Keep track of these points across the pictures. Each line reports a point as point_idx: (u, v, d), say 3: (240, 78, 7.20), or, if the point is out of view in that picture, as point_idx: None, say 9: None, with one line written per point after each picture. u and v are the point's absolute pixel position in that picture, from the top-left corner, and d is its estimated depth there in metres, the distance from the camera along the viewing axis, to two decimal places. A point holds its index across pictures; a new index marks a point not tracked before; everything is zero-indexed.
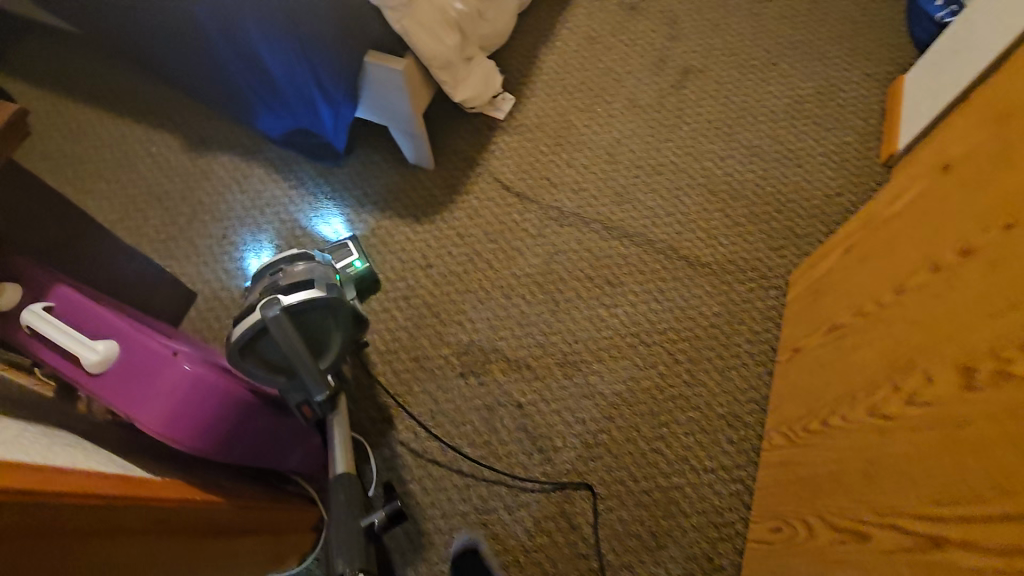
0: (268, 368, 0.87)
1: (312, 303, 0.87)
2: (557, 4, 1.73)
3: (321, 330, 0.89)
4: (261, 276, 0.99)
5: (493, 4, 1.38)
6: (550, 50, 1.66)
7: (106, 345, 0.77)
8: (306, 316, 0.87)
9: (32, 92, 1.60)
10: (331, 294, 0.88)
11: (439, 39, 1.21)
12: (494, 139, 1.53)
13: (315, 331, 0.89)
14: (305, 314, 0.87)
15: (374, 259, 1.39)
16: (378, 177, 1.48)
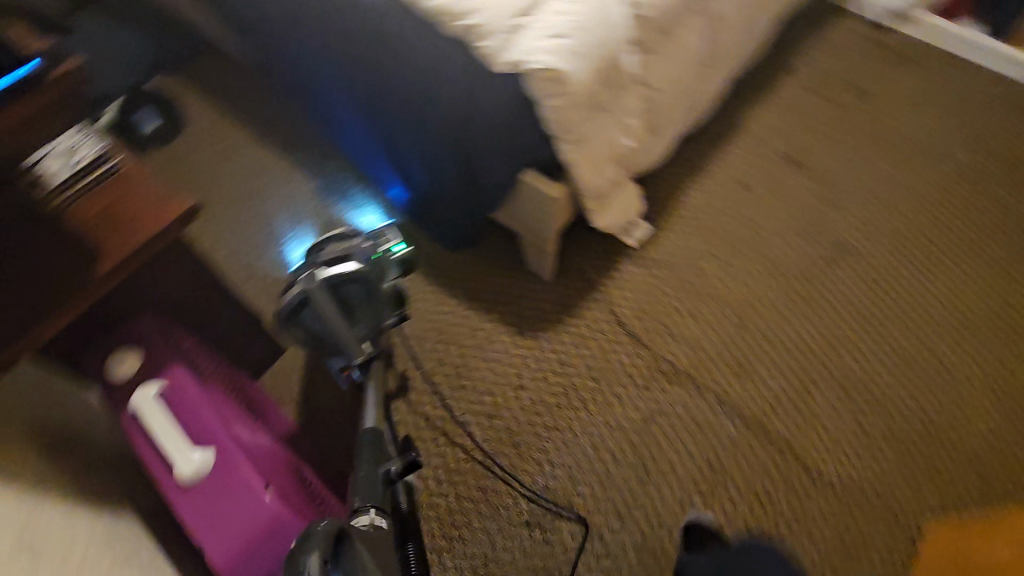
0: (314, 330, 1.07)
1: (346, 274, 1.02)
2: (714, 136, 1.64)
3: (356, 299, 1.06)
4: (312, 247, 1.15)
5: (658, 138, 1.31)
6: (697, 184, 1.56)
7: (203, 453, 0.70)
8: (342, 286, 1.04)
9: (193, 106, 1.68)
10: (363, 267, 1.03)
11: (599, 172, 1.15)
12: (619, 265, 1.43)
13: (352, 301, 1.06)
14: (342, 287, 1.04)
15: (467, 363, 1.31)
16: (491, 274, 1.42)
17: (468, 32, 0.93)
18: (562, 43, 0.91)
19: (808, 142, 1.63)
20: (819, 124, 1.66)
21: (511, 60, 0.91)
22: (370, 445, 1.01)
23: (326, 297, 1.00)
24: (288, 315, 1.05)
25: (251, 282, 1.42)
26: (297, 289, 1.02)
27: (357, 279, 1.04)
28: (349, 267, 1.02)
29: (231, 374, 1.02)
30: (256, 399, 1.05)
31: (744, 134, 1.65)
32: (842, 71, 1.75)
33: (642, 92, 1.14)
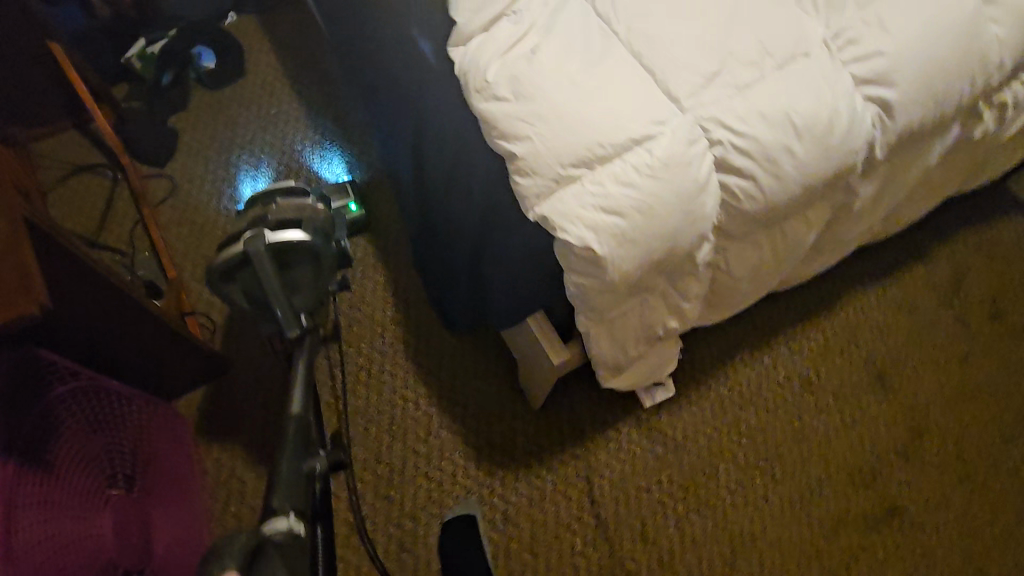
0: (244, 307, 0.80)
1: (297, 242, 0.78)
2: (797, 311, 1.35)
3: (300, 271, 0.80)
4: (254, 203, 0.90)
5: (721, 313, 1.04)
6: (754, 361, 1.29)
7: None
8: (287, 259, 0.78)
9: (260, 57, 1.53)
10: (317, 235, 0.79)
11: (620, 348, 0.91)
12: (622, 425, 1.19)
13: (295, 270, 0.79)
14: (291, 258, 0.79)
15: (406, 470, 1.13)
16: (477, 375, 1.21)
17: (510, 157, 0.69)
18: (614, 223, 0.67)
19: (904, 365, 1.33)
20: (926, 346, 1.36)
21: (547, 216, 0.68)
22: (293, 442, 0.70)
23: (270, 265, 0.74)
24: (222, 276, 0.78)
25: None
26: (236, 249, 0.76)
27: (309, 249, 0.79)
28: (299, 233, 0.78)
29: (114, 410, 0.88)
30: (142, 451, 0.91)
31: (833, 322, 1.36)
32: (978, 290, 1.44)
33: (711, 275, 0.88)
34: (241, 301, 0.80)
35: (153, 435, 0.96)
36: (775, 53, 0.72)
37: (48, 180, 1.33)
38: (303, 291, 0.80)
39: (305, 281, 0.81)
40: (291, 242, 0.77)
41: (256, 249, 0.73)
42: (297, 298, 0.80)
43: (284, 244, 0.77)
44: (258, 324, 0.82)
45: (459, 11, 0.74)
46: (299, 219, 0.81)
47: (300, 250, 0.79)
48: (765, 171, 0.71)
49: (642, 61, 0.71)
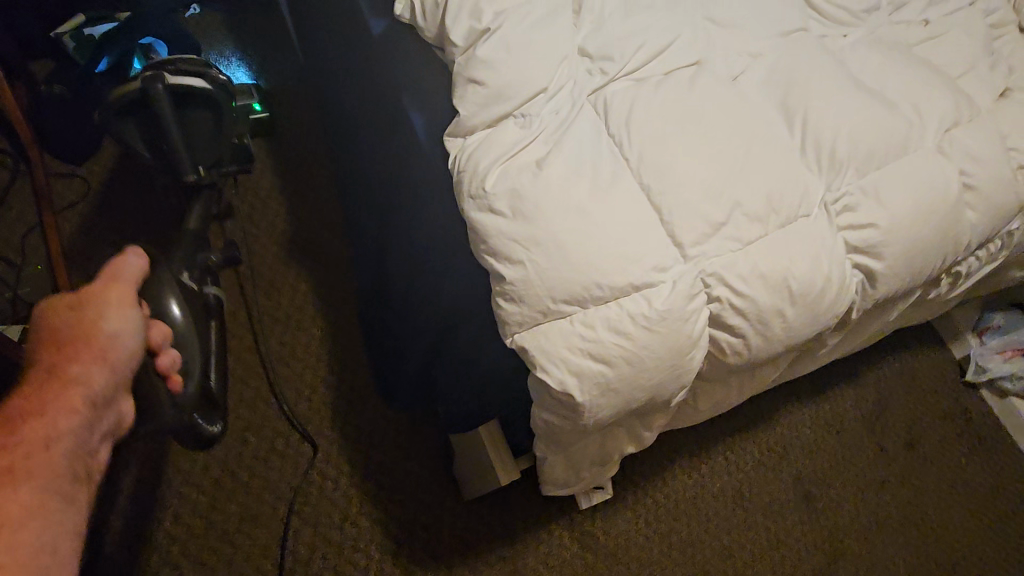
0: (142, 141, 0.98)
1: (199, 90, 0.97)
2: (738, 419, 1.36)
3: (199, 116, 1.00)
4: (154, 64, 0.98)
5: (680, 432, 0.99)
6: (693, 467, 1.27)
7: None
8: (186, 100, 0.98)
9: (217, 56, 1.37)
10: (216, 88, 0.99)
11: (573, 471, 0.85)
12: (556, 528, 1.13)
13: (192, 113, 0.99)
14: (188, 103, 0.98)
15: (312, 560, 1.00)
16: (409, 456, 1.10)
17: (497, 277, 0.62)
18: (600, 371, 0.61)
19: (821, 486, 1.35)
20: (846, 471, 1.38)
21: (529, 350, 0.61)
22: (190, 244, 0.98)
23: (166, 100, 0.92)
24: (116, 112, 0.95)
25: None
26: (133, 85, 0.92)
27: (206, 100, 0.99)
28: (198, 83, 0.96)
29: None
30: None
31: (769, 435, 1.37)
32: (900, 417, 1.47)
33: (678, 409, 0.84)
34: (140, 143, 0.98)
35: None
36: (780, 210, 0.70)
37: None
38: (201, 139, 1.01)
39: (205, 128, 1.01)
40: (191, 88, 0.96)
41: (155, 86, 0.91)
42: (194, 145, 1.01)
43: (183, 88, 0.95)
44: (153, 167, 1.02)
45: (463, 102, 0.67)
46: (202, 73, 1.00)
47: (198, 96, 0.98)
48: (756, 331, 0.68)
49: (651, 197, 0.67)
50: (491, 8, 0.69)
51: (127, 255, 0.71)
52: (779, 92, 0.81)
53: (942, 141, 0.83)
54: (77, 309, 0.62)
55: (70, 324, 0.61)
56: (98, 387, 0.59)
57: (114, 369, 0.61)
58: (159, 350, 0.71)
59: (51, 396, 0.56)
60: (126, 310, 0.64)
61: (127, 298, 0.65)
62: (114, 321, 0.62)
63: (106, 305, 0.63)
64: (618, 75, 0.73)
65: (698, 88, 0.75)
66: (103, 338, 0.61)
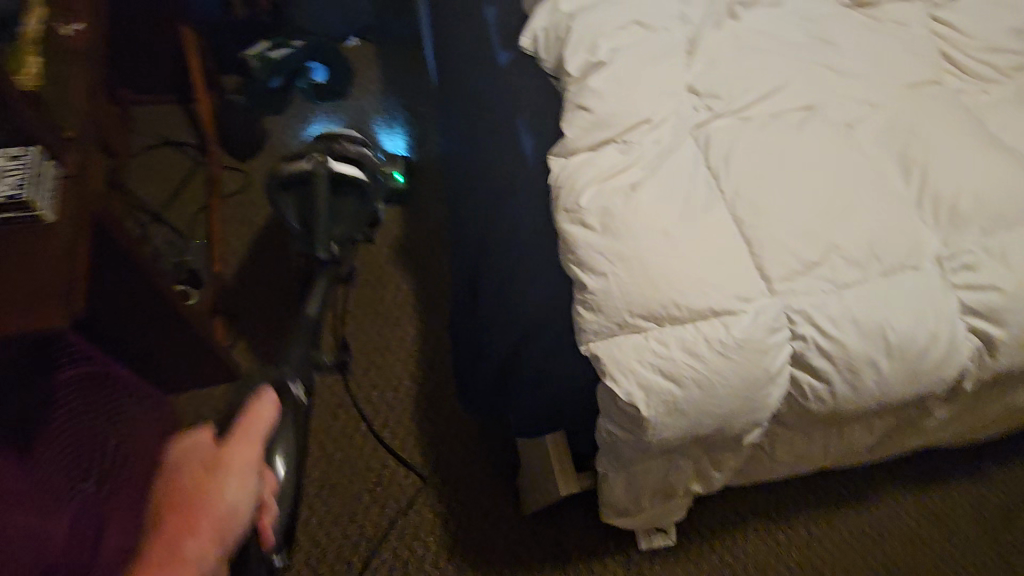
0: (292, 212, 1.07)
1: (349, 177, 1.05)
2: (825, 493, 1.25)
3: (345, 202, 1.06)
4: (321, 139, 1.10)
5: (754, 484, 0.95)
6: (766, 533, 1.19)
7: None
8: (340, 187, 1.06)
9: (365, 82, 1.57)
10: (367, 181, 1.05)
11: (633, 498, 0.85)
12: (610, 562, 1.10)
13: (342, 201, 1.06)
14: (341, 189, 1.06)
15: (373, 539, 1.07)
16: (475, 460, 1.15)
17: (579, 286, 0.66)
18: (668, 390, 0.62)
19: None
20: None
21: (601, 358, 0.64)
22: (312, 321, 0.90)
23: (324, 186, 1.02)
24: (280, 185, 1.06)
25: (269, 284, 1.27)
26: (303, 165, 1.03)
27: (358, 188, 1.06)
28: (353, 173, 1.04)
29: (125, 418, 0.87)
30: (121, 429, 0.85)
31: (861, 516, 1.24)
32: None
33: (752, 453, 0.81)
34: (296, 218, 1.05)
35: (136, 419, 0.89)
36: (884, 259, 0.68)
37: (134, 146, 1.37)
38: (345, 220, 1.05)
39: (352, 216, 1.06)
40: (346, 175, 1.04)
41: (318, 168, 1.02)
42: (337, 225, 1.04)
43: (340, 173, 1.04)
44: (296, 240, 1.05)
45: (569, 126, 0.74)
46: (361, 162, 1.06)
47: (351, 183, 1.05)
48: (843, 379, 0.65)
49: (743, 229, 0.67)
50: (607, 45, 0.75)
51: (260, 397, 0.60)
52: (898, 144, 0.79)
53: None
54: (209, 469, 0.54)
55: (195, 478, 0.54)
56: (206, 566, 0.50)
57: (223, 545, 0.51)
58: (265, 525, 0.59)
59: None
60: (247, 480, 0.54)
61: (255, 463, 0.55)
62: (236, 490, 0.53)
63: (232, 475, 0.54)
64: (723, 113, 0.76)
65: (806, 131, 0.75)
66: (224, 513, 0.52)
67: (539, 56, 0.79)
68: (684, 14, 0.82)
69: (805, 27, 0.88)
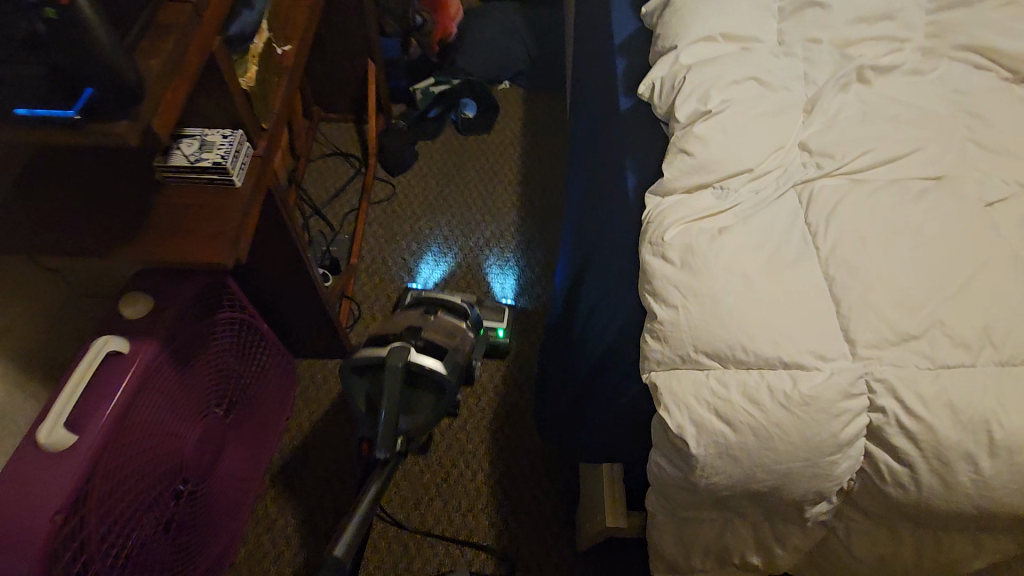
0: (363, 400, 0.89)
1: (429, 369, 0.86)
2: None
3: (422, 391, 0.89)
4: (421, 305, 1.03)
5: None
6: None
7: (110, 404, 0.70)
8: (415, 378, 0.89)
9: (507, 121, 1.73)
10: (448, 374, 0.87)
11: (687, 552, 0.80)
12: None
13: (417, 393, 0.89)
14: (419, 381, 0.89)
15: (429, 535, 1.12)
16: (538, 485, 1.17)
17: (651, 315, 0.69)
18: (722, 431, 0.61)
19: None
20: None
21: (659, 387, 0.65)
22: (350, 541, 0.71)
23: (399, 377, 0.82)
24: (355, 367, 0.88)
25: (389, 282, 1.42)
26: (379, 351, 0.86)
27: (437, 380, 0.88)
28: (432, 363, 0.86)
29: (262, 382, 1.09)
30: (248, 379, 1.04)
31: None
32: None
33: (822, 535, 0.74)
34: (362, 401, 0.88)
35: (257, 379, 1.08)
36: (1001, 346, 0.61)
37: (315, 152, 1.66)
38: (419, 414, 0.88)
39: (421, 393, 0.89)
40: (424, 368, 0.86)
41: (394, 362, 0.82)
42: (406, 420, 0.88)
43: (418, 366, 0.86)
44: (363, 430, 0.87)
45: (670, 167, 0.77)
46: (442, 351, 0.90)
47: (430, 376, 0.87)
48: (930, 467, 0.59)
49: (832, 289, 0.66)
50: (720, 95, 0.78)
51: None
52: None
53: None
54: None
55: None
56: None
57: None
58: None
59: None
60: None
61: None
62: None
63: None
64: (834, 172, 0.74)
65: (929, 201, 0.71)
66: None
67: (654, 101, 0.84)
68: (808, 75, 0.83)
69: (949, 97, 0.83)
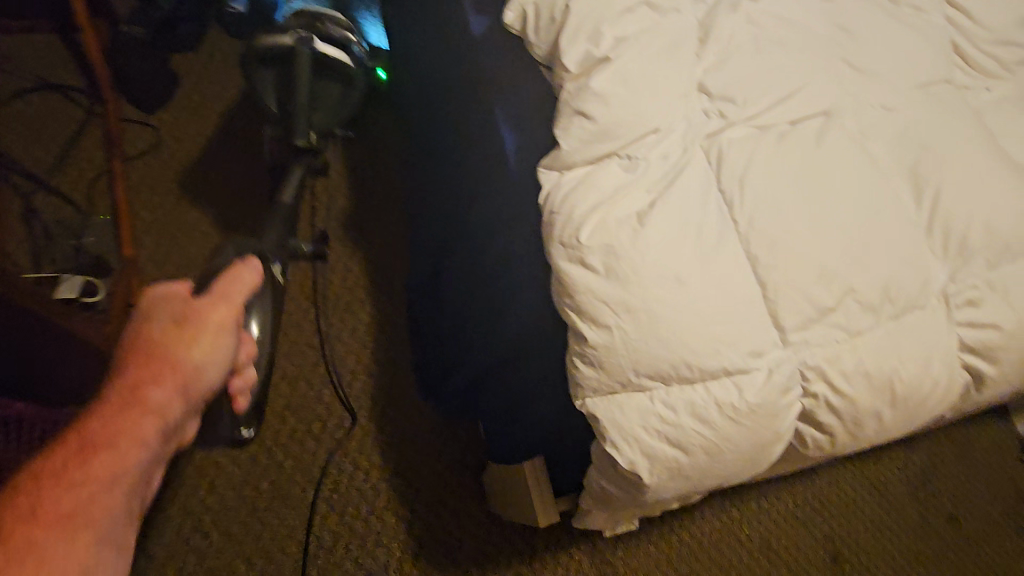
0: (270, 96, 0.94)
1: (332, 58, 0.92)
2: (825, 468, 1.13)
3: (327, 83, 0.95)
4: (303, 13, 0.94)
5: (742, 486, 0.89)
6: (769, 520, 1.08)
7: None
8: (323, 71, 0.94)
9: None
10: (354, 67, 0.94)
11: (614, 521, 0.80)
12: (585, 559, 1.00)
13: (325, 84, 0.95)
14: (325, 72, 0.94)
15: (330, 547, 0.95)
16: (435, 449, 1.03)
17: (577, 336, 0.58)
18: (675, 457, 0.56)
19: (910, 572, 1.09)
20: (937, 562, 1.10)
21: (600, 420, 0.57)
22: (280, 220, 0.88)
23: (307, 66, 0.90)
24: (260, 59, 0.93)
25: (186, 264, 1.06)
26: (285, 40, 0.90)
27: (341, 73, 0.94)
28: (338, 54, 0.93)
29: None
30: None
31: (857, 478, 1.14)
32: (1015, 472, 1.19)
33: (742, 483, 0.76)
34: (272, 99, 0.94)
35: None
36: (897, 300, 0.63)
37: (8, 92, 1.12)
38: (324, 105, 0.95)
39: (326, 84, 0.95)
40: (328, 59, 0.92)
41: (303, 49, 0.89)
42: (318, 111, 0.94)
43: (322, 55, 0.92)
44: (274, 130, 0.96)
45: (567, 134, 0.63)
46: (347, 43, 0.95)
47: (336, 67, 0.94)
48: (847, 430, 0.62)
49: (757, 271, 0.60)
50: (611, 34, 0.64)
51: (244, 264, 0.63)
52: (910, 156, 0.70)
53: None
54: (181, 324, 0.54)
55: (159, 332, 0.54)
56: (173, 417, 0.52)
57: (186, 396, 0.53)
58: None
59: (124, 426, 0.49)
60: (221, 338, 0.56)
61: (230, 323, 0.57)
62: (202, 348, 0.54)
63: (207, 329, 0.55)
64: (738, 121, 0.66)
65: (826, 145, 0.67)
66: (188, 368, 0.53)
67: (531, 40, 0.70)
68: None
69: (821, 9, 0.76)
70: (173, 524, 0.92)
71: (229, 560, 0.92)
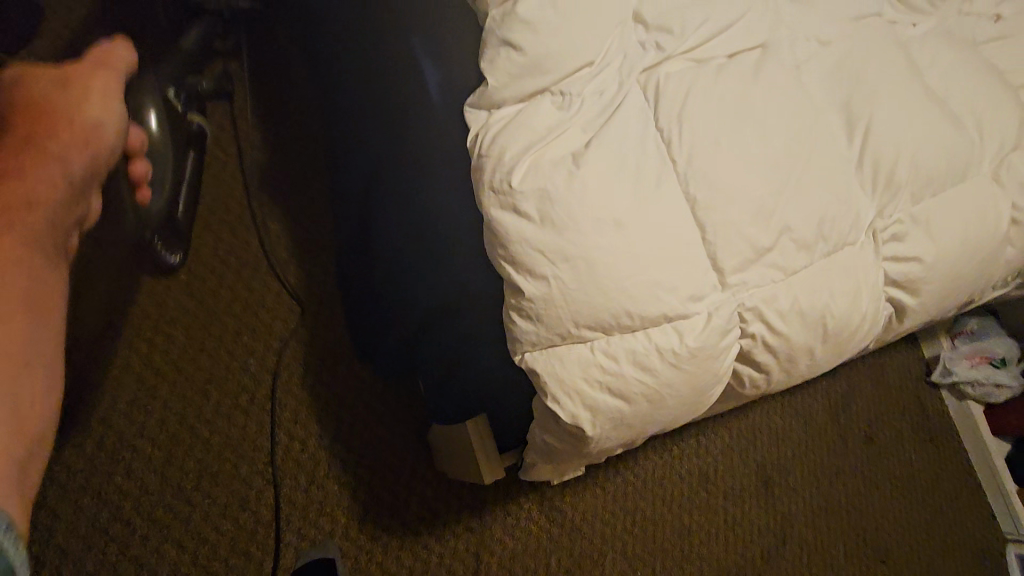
0: None
1: None
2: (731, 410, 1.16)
3: None
4: None
5: None
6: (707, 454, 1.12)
7: None
8: None
9: None
10: None
11: (558, 471, 0.79)
12: (536, 508, 1.00)
13: None
14: None
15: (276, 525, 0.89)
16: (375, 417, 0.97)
17: (513, 289, 0.55)
18: (616, 406, 0.55)
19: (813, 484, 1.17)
20: (853, 479, 1.19)
21: (541, 375, 0.54)
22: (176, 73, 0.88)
23: None
24: None
25: None
26: None
27: None
28: None
29: None
30: None
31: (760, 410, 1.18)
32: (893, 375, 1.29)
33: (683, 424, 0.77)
34: None
35: None
36: (830, 237, 0.63)
37: None
38: None
39: None
40: None
41: None
42: None
43: None
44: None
45: (493, 67, 0.56)
46: None
47: None
48: (781, 368, 0.63)
49: (695, 211, 0.58)
50: None
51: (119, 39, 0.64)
52: (841, 90, 0.69)
53: (997, 166, 0.73)
54: (65, 87, 0.55)
55: (50, 92, 0.54)
56: (77, 169, 0.53)
57: (94, 160, 0.55)
58: None
59: (29, 166, 0.49)
60: (113, 101, 0.58)
61: (116, 89, 0.59)
62: (98, 108, 0.56)
63: (98, 91, 0.57)
64: (675, 54, 0.62)
65: (762, 79, 0.65)
66: (86, 122, 0.55)
67: None
68: None
69: None
70: (88, 515, 0.83)
71: (157, 546, 0.84)
